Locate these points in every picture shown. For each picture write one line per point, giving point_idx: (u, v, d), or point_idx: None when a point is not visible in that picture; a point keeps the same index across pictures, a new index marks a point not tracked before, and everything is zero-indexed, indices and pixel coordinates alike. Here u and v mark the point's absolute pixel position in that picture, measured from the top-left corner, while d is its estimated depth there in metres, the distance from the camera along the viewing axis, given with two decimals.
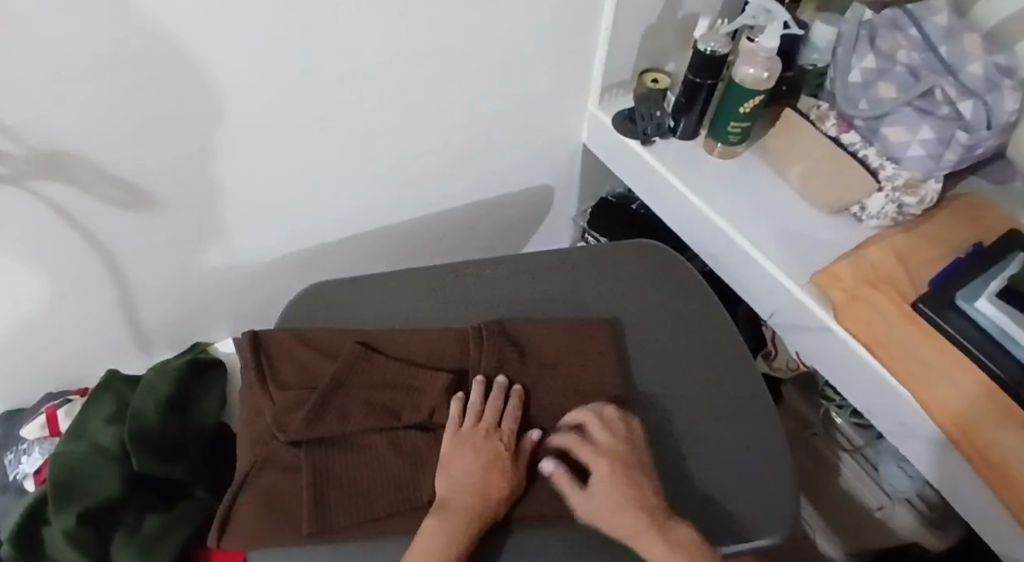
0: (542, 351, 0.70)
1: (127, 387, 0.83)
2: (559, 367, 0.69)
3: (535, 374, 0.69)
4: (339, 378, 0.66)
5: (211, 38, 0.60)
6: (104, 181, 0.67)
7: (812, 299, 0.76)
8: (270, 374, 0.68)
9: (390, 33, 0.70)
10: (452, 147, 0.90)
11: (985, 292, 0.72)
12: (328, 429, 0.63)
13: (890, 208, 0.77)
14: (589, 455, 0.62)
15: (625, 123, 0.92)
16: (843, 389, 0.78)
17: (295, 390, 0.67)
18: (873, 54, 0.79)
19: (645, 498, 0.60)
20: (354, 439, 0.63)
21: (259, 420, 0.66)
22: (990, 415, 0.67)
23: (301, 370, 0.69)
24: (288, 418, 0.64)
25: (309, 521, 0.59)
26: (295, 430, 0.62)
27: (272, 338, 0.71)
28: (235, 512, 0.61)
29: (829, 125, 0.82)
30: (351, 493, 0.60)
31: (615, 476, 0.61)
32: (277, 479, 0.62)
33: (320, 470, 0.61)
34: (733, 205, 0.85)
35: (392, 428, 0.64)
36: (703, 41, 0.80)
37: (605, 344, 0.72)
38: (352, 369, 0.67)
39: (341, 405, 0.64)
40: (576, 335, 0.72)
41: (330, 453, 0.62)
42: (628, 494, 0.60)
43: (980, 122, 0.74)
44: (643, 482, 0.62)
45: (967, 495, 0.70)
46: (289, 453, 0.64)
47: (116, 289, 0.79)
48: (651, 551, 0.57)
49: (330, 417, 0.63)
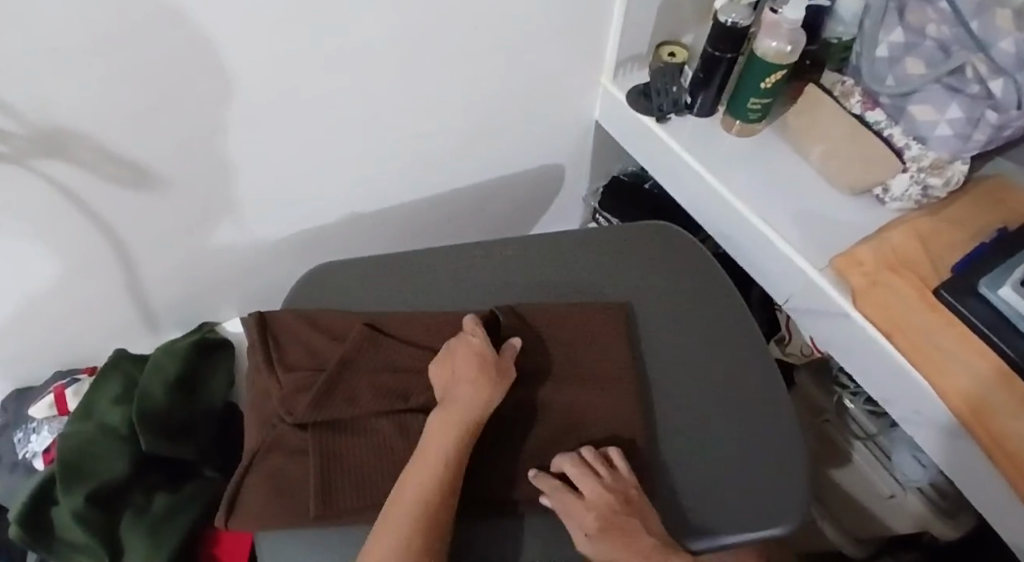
0: (554, 334, 0.69)
1: (135, 367, 0.82)
2: (569, 346, 0.69)
3: (550, 356, 0.68)
4: (347, 360, 0.65)
5: (211, 13, 0.58)
6: (106, 160, 0.65)
7: (830, 284, 0.74)
8: (277, 355, 0.67)
9: (397, 8, 0.68)
10: (462, 124, 0.88)
11: (1009, 280, 0.69)
12: (336, 412, 0.62)
13: (914, 189, 0.75)
14: (576, 503, 0.58)
15: (639, 99, 0.90)
16: (858, 376, 0.77)
17: (303, 372, 0.66)
18: (902, 28, 0.75)
19: (640, 537, 0.57)
20: (360, 423, 0.63)
21: (266, 401, 0.66)
22: (1009, 402, 0.65)
23: (307, 352, 0.68)
24: (295, 400, 0.63)
25: (316, 504, 0.58)
26: (301, 412, 0.62)
27: (278, 320, 0.70)
28: (242, 495, 0.61)
29: (853, 102, 0.80)
30: (359, 477, 0.60)
31: (603, 526, 0.58)
32: (285, 461, 0.62)
33: (329, 453, 0.60)
34: (749, 186, 0.82)
35: (400, 412, 0.63)
36: (724, 12, 0.77)
37: (618, 328, 0.70)
38: (360, 351, 0.66)
39: (350, 387, 0.63)
40: (588, 319, 0.70)
41: (338, 437, 0.61)
42: (626, 542, 0.57)
43: (1011, 102, 0.69)
44: (637, 526, 0.58)
45: (983, 485, 0.68)
46: (296, 436, 0.63)
47: (121, 268, 0.78)
48: None
49: (338, 399, 0.62)
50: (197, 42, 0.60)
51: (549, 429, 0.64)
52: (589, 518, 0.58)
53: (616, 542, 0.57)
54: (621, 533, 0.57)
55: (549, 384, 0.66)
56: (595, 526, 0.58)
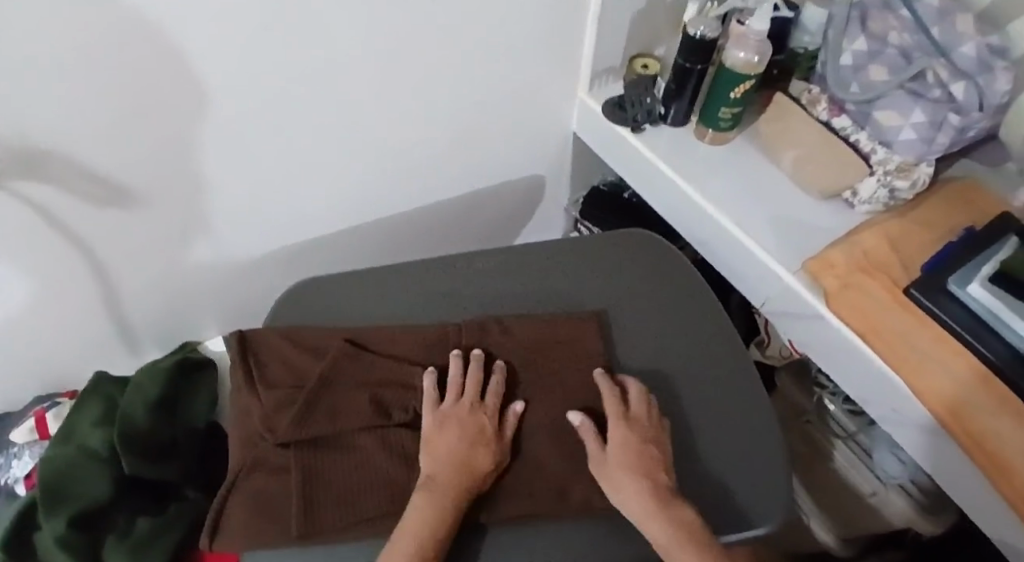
0: (534, 346, 0.70)
1: (116, 388, 0.81)
2: (550, 357, 0.69)
3: (525, 367, 0.69)
4: (327, 378, 0.65)
5: (190, 31, 0.59)
6: (85, 179, 0.66)
7: (805, 287, 0.75)
8: (258, 374, 0.67)
9: (375, 22, 0.69)
10: (441, 137, 0.89)
11: (977, 276, 0.71)
12: (317, 429, 0.62)
13: (882, 192, 0.76)
14: (615, 425, 0.63)
15: (614, 110, 0.91)
16: (836, 376, 0.78)
17: (283, 390, 0.66)
18: (865, 36, 0.77)
19: (656, 475, 0.61)
20: (342, 439, 0.63)
21: (246, 420, 0.66)
22: (987, 402, 0.67)
23: (289, 369, 0.68)
24: (277, 418, 0.64)
25: (298, 522, 0.58)
26: (284, 431, 0.62)
27: (259, 338, 0.70)
28: (224, 517, 0.61)
29: (820, 110, 0.82)
30: (342, 495, 0.60)
31: (628, 444, 0.62)
32: (267, 480, 0.62)
33: (311, 472, 0.61)
34: (724, 192, 0.84)
35: (383, 427, 0.64)
36: (693, 25, 0.79)
37: (597, 338, 0.71)
38: (340, 368, 0.66)
39: (333, 402, 0.64)
40: (565, 329, 0.71)
41: (320, 453, 0.62)
42: (639, 467, 0.61)
43: (973, 104, 0.72)
44: (658, 460, 0.62)
45: (962, 481, 0.69)
46: (277, 455, 0.63)
47: (102, 287, 0.79)
48: (648, 526, 0.58)
49: (319, 416, 0.63)
50: (175, 56, 0.61)
51: (534, 438, 0.64)
52: (620, 431, 0.63)
53: (627, 461, 0.61)
54: (643, 459, 0.62)
55: (525, 396, 0.67)
56: (620, 440, 0.63)
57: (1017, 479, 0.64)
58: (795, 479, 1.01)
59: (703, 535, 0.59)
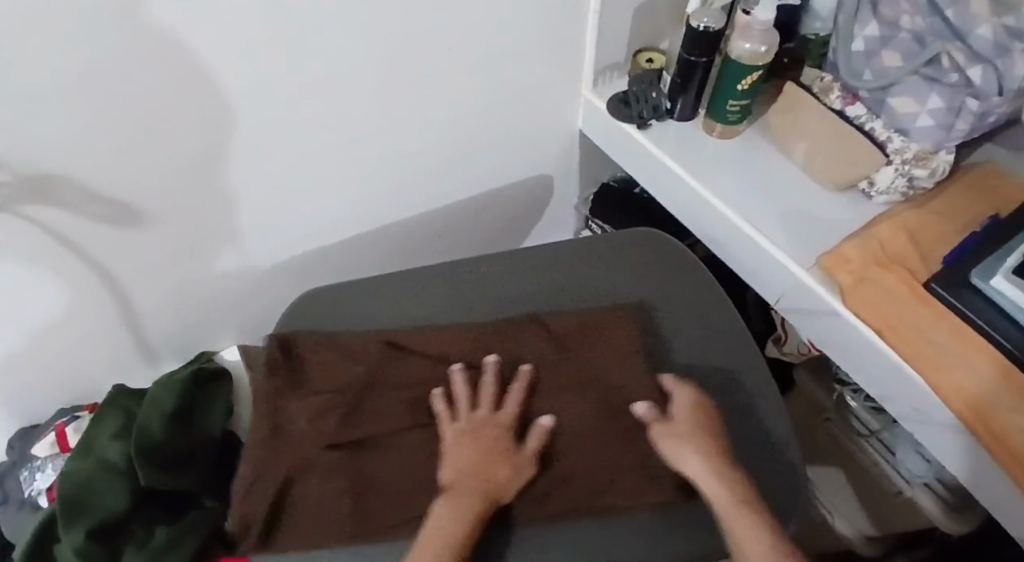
0: (567, 344, 0.71)
1: (132, 402, 0.84)
2: (582, 355, 0.71)
3: (558, 367, 0.70)
4: (371, 380, 0.69)
5: (192, 50, 0.60)
6: (94, 201, 0.67)
7: (819, 283, 0.74)
8: (303, 379, 0.70)
9: (375, 32, 0.69)
10: (445, 142, 0.89)
11: (1002, 268, 0.68)
12: (364, 430, 0.66)
13: (900, 181, 0.74)
14: (682, 399, 0.66)
15: (620, 106, 0.90)
16: (855, 375, 0.75)
17: (328, 394, 0.69)
18: (876, 21, 0.74)
19: (720, 447, 0.63)
20: (387, 439, 0.66)
21: (289, 422, 0.68)
22: (1007, 398, 0.64)
23: (329, 373, 0.70)
24: (324, 421, 0.67)
25: (353, 522, 0.62)
26: (334, 434, 0.66)
27: (301, 342, 0.72)
28: (282, 519, 0.63)
29: (833, 98, 0.78)
30: (393, 496, 0.63)
31: (697, 414, 0.65)
32: (320, 481, 0.65)
33: (363, 474, 0.64)
34: (734, 187, 0.82)
35: (426, 427, 0.67)
36: (697, 17, 0.77)
37: (633, 334, 0.71)
38: (382, 371, 0.70)
39: (374, 406, 0.68)
40: (599, 326, 0.72)
41: (369, 455, 0.65)
42: (703, 437, 0.63)
43: (992, 89, 0.68)
44: (721, 435, 0.65)
45: (989, 481, 0.67)
46: (326, 456, 0.66)
47: (118, 303, 0.80)
48: (706, 486, 0.61)
49: (364, 417, 0.67)
50: (176, 76, 0.61)
51: (574, 439, 0.66)
52: (687, 403, 0.66)
53: (690, 431, 0.64)
54: (711, 430, 0.64)
55: (558, 398, 0.68)
56: (687, 411, 0.65)
57: None
58: (835, 468, 1.03)
59: (756, 499, 0.60)
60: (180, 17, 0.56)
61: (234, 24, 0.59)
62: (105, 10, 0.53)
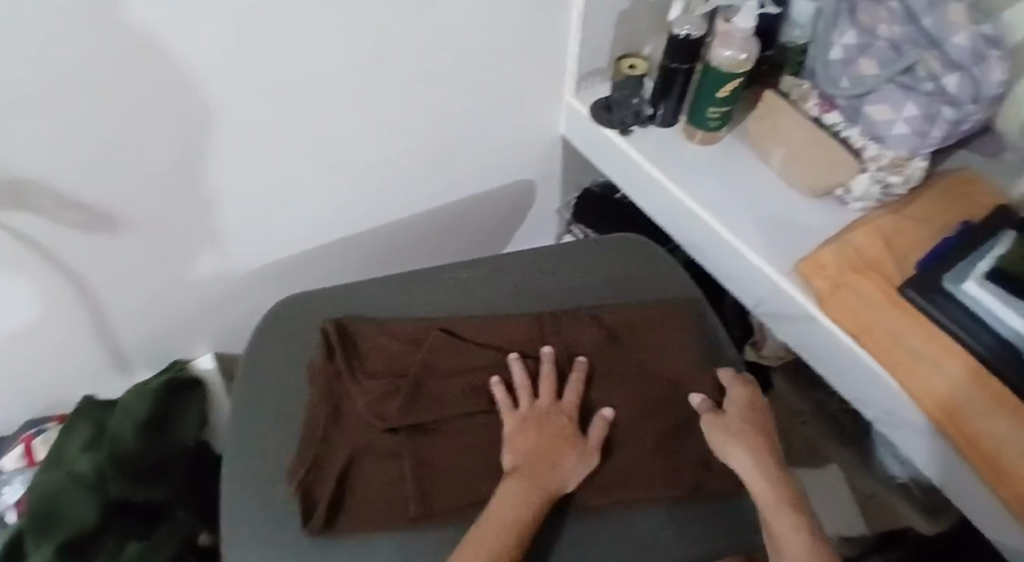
0: (623, 335, 0.72)
1: (103, 411, 0.82)
2: (638, 345, 0.71)
3: (617, 354, 0.70)
4: (427, 364, 0.68)
5: (171, 52, 0.58)
6: (69, 207, 0.66)
7: (796, 289, 0.74)
8: (358, 363, 0.69)
9: (357, 34, 0.68)
10: (427, 147, 0.88)
11: (974, 274, 0.70)
12: (423, 414, 0.65)
13: (875, 189, 0.75)
14: (735, 399, 0.68)
15: (601, 111, 0.90)
16: (833, 379, 0.76)
17: (385, 379, 0.67)
18: (854, 29, 0.75)
19: (771, 448, 0.65)
20: (444, 425, 0.65)
21: (345, 407, 0.67)
22: (979, 401, 0.65)
23: (385, 361, 0.69)
24: (383, 405, 0.65)
25: (415, 504, 0.61)
26: (393, 418, 0.64)
27: (355, 328, 0.72)
28: (343, 501, 0.62)
29: (811, 106, 0.79)
30: (453, 479, 0.63)
31: (750, 415, 0.67)
32: (378, 466, 0.64)
33: (423, 457, 0.63)
34: (715, 193, 0.83)
35: (485, 411, 0.66)
36: (679, 24, 0.77)
37: (686, 327, 0.73)
38: (436, 356, 0.68)
39: (434, 390, 0.66)
40: (654, 319, 0.73)
41: (429, 439, 0.64)
42: (755, 437, 0.66)
43: (966, 96, 0.70)
44: (771, 437, 0.67)
45: (962, 484, 0.68)
46: (387, 440, 0.65)
47: (92, 310, 0.78)
48: (756, 487, 0.63)
49: (423, 402, 0.65)
50: (154, 82, 0.60)
51: (634, 425, 0.66)
52: (740, 404, 0.68)
53: (742, 429, 0.66)
54: (763, 432, 0.67)
55: (617, 385, 0.68)
56: (739, 412, 0.67)
57: (1015, 484, 0.62)
58: (832, 467, 1.03)
59: (801, 499, 0.63)
60: (158, 22, 0.55)
61: (214, 25, 0.58)
62: (81, 11, 0.51)
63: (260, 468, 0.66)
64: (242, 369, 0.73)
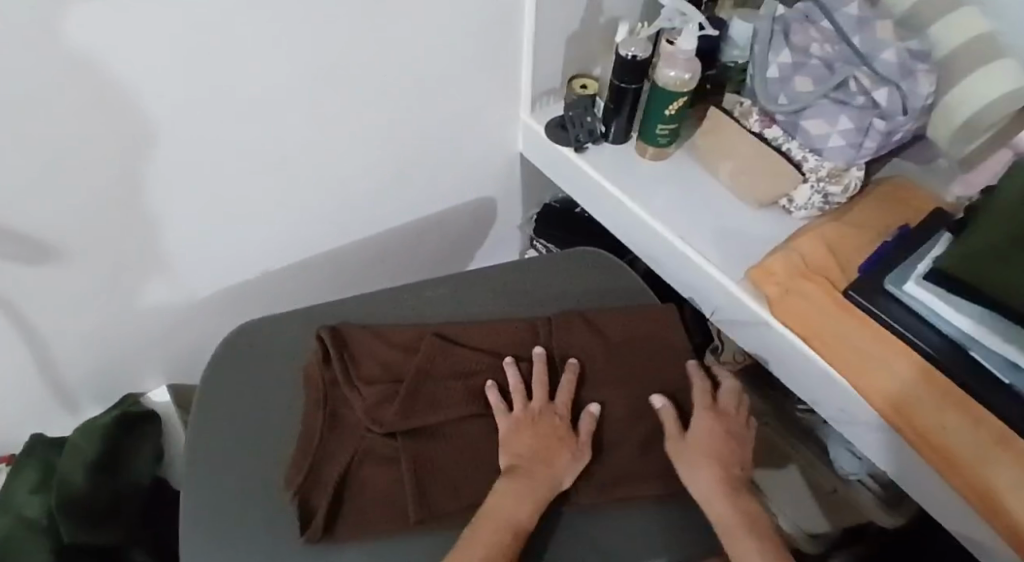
0: (616, 337, 0.73)
1: (51, 450, 0.87)
2: (632, 345, 0.73)
3: (608, 353, 0.72)
4: (424, 370, 0.69)
5: (117, 79, 0.60)
6: (20, 234, 0.66)
7: (748, 295, 0.78)
8: (353, 371, 0.70)
9: (308, 56, 0.70)
10: (385, 168, 0.90)
11: (913, 275, 0.73)
12: (422, 420, 0.66)
13: (816, 198, 0.80)
14: (701, 417, 0.70)
15: (557, 130, 0.93)
16: (787, 380, 0.80)
17: (382, 385, 0.68)
18: (789, 49, 0.79)
19: (732, 467, 0.67)
20: (444, 429, 0.67)
21: (342, 414, 0.69)
22: (927, 396, 0.68)
23: (381, 367, 0.70)
24: (380, 411, 0.66)
25: (416, 508, 0.63)
26: (391, 423, 0.65)
27: (351, 337, 0.73)
28: (342, 508, 0.64)
29: (753, 121, 0.83)
30: (450, 482, 0.65)
31: (715, 432, 0.69)
32: (377, 470, 0.66)
33: (422, 460, 0.65)
34: (667, 205, 0.86)
35: (483, 414, 0.68)
36: (625, 46, 0.81)
37: (677, 324, 0.76)
38: (433, 362, 0.69)
39: (431, 395, 0.67)
40: (645, 321, 0.75)
41: (427, 444, 0.66)
42: (716, 458, 0.67)
43: (896, 109, 0.74)
44: (738, 450, 0.69)
45: (911, 473, 0.71)
46: (385, 444, 0.67)
47: (47, 337, 0.79)
48: (716, 511, 0.64)
49: (421, 406, 0.66)
50: (111, 110, 0.62)
51: (623, 425, 0.69)
52: (704, 421, 0.69)
53: (704, 450, 0.67)
54: (726, 448, 0.68)
55: (612, 384, 0.71)
56: (704, 428, 0.69)
57: (962, 470, 0.65)
58: (791, 467, 1.05)
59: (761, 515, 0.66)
60: (113, 49, 0.57)
61: (162, 51, 0.60)
62: (26, 40, 0.53)
63: (250, 480, 0.67)
64: (202, 392, 0.73)
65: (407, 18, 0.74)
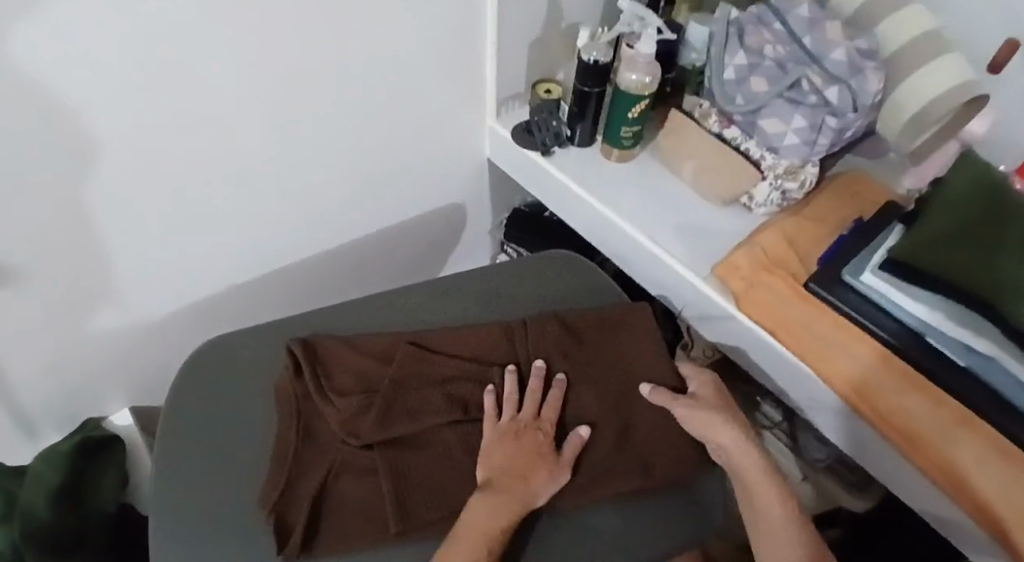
0: (592, 337, 0.76)
1: (14, 480, 0.85)
2: (606, 344, 0.75)
3: (581, 352, 0.74)
4: (399, 380, 0.70)
5: (78, 94, 0.60)
6: None
7: (714, 290, 0.81)
8: (327, 384, 0.71)
9: (272, 67, 0.71)
10: (353, 176, 0.91)
11: (869, 266, 0.76)
12: (399, 429, 0.67)
13: (775, 195, 0.83)
14: (701, 384, 0.73)
15: (523, 134, 0.94)
16: (756, 373, 0.83)
17: (357, 396, 0.69)
18: (743, 51, 0.81)
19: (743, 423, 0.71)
20: (420, 436, 0.68)
21: (316, 427, 0.69)
22: (888, 381, 0.71)
23: (357, 377, 0.71)
24: (356, 423, 0.67)
25: (395, 520, 0.63)
26: (368, 434, 0.66)
27: (324, 349, 0.73)
28: (320, 523, 0.64)
29: (712, 122, 0.86)
30: (428, 492, 0.66)
31: (717, 397, 0.73)
32: (357, 482, 0.67)
33: (399, 471, 0.66)
34: (632, 204, 0.88)
35: (462, 422, 0.69)
36: (587, 51, 0.82)
37: (650, 324, 0.77)
38: (411, 368, 0.71)
39: (409, 403, 0.68)
40: (622, 323, 0.77)
41: (404, 452, 0.67)
42: (727, 412, 0.71)
43: (847, 106, 0.77)
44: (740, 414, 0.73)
45: (875, 457, 0.74)
46: (364, 456, 0.68)
47: (13, 356, 0.78)
48: (740, 452, 0.69)
49: (398, 417, 0.67)
50: (70, 125, 0.62)
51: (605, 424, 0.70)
52: (703, 388, 0.73)
53: (713, 406, 0.71)
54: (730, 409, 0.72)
55: (586, 386, 0.72)
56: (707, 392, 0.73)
57: (925, 450, 0.68)
58: None
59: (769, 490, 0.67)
60: (72, 63, 0.58)
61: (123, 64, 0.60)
62: None
63: (227, 499, 0.67)
64: (168, 410, 0.73)
65: (370, 28, 0.75)
